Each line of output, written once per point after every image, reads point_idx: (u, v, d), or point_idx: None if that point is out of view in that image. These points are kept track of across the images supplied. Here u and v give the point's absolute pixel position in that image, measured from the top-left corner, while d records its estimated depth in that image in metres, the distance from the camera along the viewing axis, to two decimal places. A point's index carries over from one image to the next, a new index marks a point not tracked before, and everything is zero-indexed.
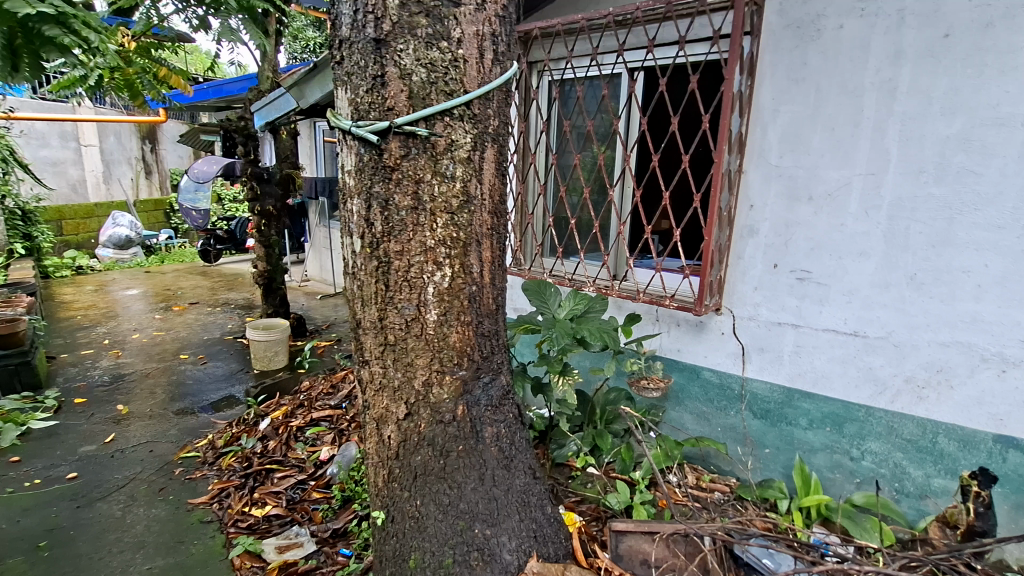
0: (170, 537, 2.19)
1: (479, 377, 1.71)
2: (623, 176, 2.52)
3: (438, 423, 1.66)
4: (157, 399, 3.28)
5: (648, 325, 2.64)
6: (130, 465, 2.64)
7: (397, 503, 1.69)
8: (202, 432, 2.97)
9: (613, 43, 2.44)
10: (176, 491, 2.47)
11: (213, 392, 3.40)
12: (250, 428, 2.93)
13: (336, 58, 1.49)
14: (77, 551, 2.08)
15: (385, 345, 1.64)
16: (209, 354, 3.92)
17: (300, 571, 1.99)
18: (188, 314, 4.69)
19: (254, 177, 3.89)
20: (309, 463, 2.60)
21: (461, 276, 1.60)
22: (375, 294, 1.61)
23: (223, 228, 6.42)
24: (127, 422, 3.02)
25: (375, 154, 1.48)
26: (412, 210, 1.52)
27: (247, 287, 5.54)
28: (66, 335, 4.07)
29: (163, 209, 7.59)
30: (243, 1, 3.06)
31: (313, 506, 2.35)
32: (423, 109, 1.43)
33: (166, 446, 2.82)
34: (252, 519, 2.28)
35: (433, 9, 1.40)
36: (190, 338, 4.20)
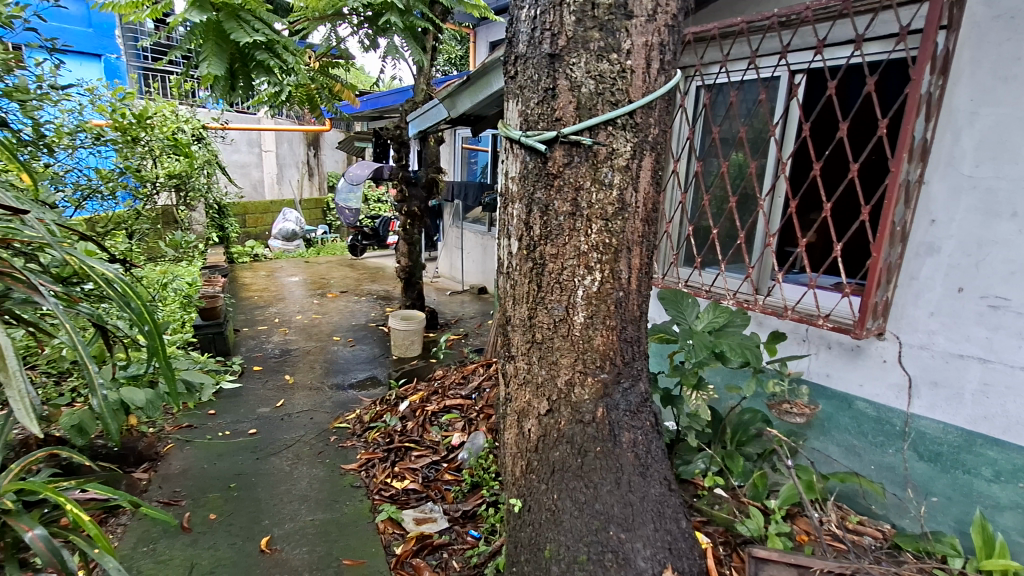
0: (327, 495, 2.50)
1: (619, 382, 1.74)
2: (776, 185, 2.37)
3: (578, 422, 1.71)
4: (315, 373, 3.76)
5: (793, 345, 2.45)
6: (294, 428, 3.05)
7: (533, 494, 1.76)
8: (351, 406, 3.34)
9: (775, 45, 2.32)
10: (331, 456, 2.81)
11: (359, 372, 3.80)
12: (391, 407, 3.23)
13: (510, 73, 1.60)
14: (258, 494, 2.46)
15: (532, 342, 1.73)
16: (356, 338, 4.39)
17: (435, 543, 2.16)
18: (339, 300, 5.29)
19: (404, 181, 4.28)
20: (442, 446, 2.80)
21: (610, 281, 1.64)
22: (527, 293, 1.70)
23: (370, 226, 7.03)
24: (293, 390, 3.49)
25: (540, 162, 1.56)
26: (570, 215, 1.58)
27: (388, 280, 6.09)
28: (248, 312, 4.82)
29: (321, 208, 8.64)
30: (407, 21, 3.41)
31: (445, 486, 2.53)
32: (589, 118, 1.49)
33: (323, 415, 3.21)
34: (393, 490, 2.53)
35: (607, 23, 1.45)
36: (341, 322, 4.74)
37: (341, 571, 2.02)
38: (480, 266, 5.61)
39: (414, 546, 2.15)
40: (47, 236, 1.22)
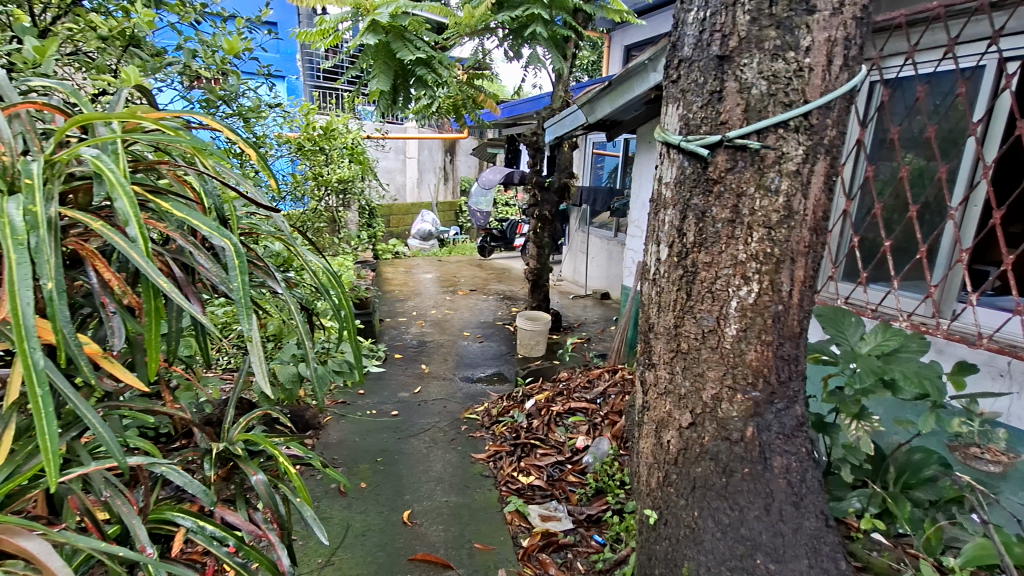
0: (460, 480, 2.66)
1: (773, 402, 1.62)
2: (973, 192, 2.04)
3: (723, 440, 1.62)
4: (448, 364, 4.02)
5: (986, 381, 2.07)
6: (430, 414, 3.29)
7: (671, 508, 1.72)
8: (480, 399, 3.52)
9: (982, 31, 2.00)
10: (462, 444, 2.99)
11: (487, 367, 3.99)
12: (517, 404, 3.34)
13: (672, 77, 1.58)
14: (400, 471, 2.70)
15: (676, 352, 1.68)
16: (485, 335, 4.62)
17: (560, 542, 2.19)
18: (469, 298, 5.60)
19: (537, 186, 4.43)
20: (567, 448, 2.83)
21: (769, 293, 1.53)
22: (674, 300, 1.66)
23: (498, 228, 7.33)
24: (428, 379, 3.77)
25: (700, 167, 1.52)
26: (729, 222, 1.51)
27: (513, 281, 6.30)
28: (391, 304, 5.30)
29: (455, 210, 9.22)
30: (551, 30, 3.51)
31: (570, 488, 2.56)
32: (758, 121, 1.42)
33: (455, 405, 3.43)
34: (520, 484, 2.62)
35: (785, 20, 1.37)
36: (471, 319, 5.01)
37: (473, 553, 2.14)
38: (603, 272, 5.57)
39: (540, 541, 2.20)
40: (284, 231, 1.39)
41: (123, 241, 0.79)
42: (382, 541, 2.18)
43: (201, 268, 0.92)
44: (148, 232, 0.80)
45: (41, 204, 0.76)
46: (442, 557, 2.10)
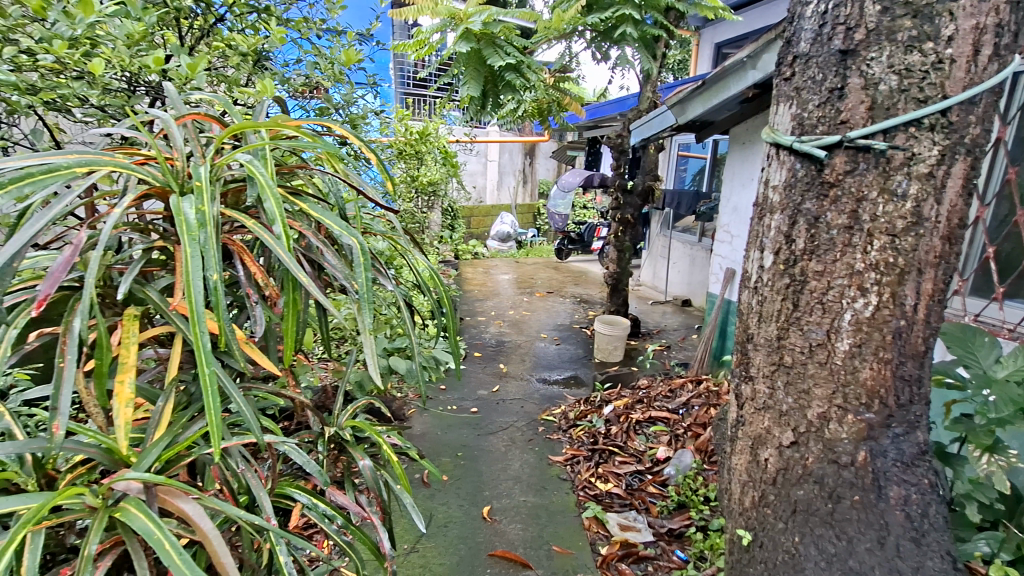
0: (538, 481, 2.67)
1: (889, 426, 1.47)
2: None
3: (830, 462, 1.51)
4: (526, 365, 4.06)
5: None
6: (509, 413, 3.34)
7: (767, 530, 1.63)
8: (558, 401, 3.52)
9: None
10: (540, 445, 3.00)
11: (565, 370, 3.99)
12: (595, 409, 3.30)
13: (784, 75, 1.50)
14: (479, 467, 2.76)
15: (778, 365, 1.59)
16: (562, 337, 4.62)
17: (640, 554, 2.14)
18: (546, 300, 5.62)
19: (620, 189, 4.35)
20: (647, 458, 2.76)
21: (890, 307, 1.40)
22: (778, 311, 1.57)
23: (577, 231, 7.29)
24: (507, 379, 3.83)
25: (814, 170, 1.43)
26: (846, 228, 1.40)
27: (591, 285, 6.25)
28: (470, 303, 5.45)
29: (533, 213, 9.31)
30: (642, 30, 3.44)
31: (650, 499, 2.49)
32: (886, 119, 1.30)
33: (532, 406, 3.45)
34: (598, 490, 2.58)
35: (923, 8, 1.25)
36: (548, 321, 5.03)
37: (551, 555, 2.15)
38: (685, 278, 5.36)
39: (619, 551, 2.16)
40: (393, 231, 1.46)
41: (271, 238, 0.86)
42: (463, 535, 2.24)
43: (329, 266, 0.98)
44: (290, 230, 0.87)
45: (210, 204, 0.79)
46: (521, 556, 2.12)
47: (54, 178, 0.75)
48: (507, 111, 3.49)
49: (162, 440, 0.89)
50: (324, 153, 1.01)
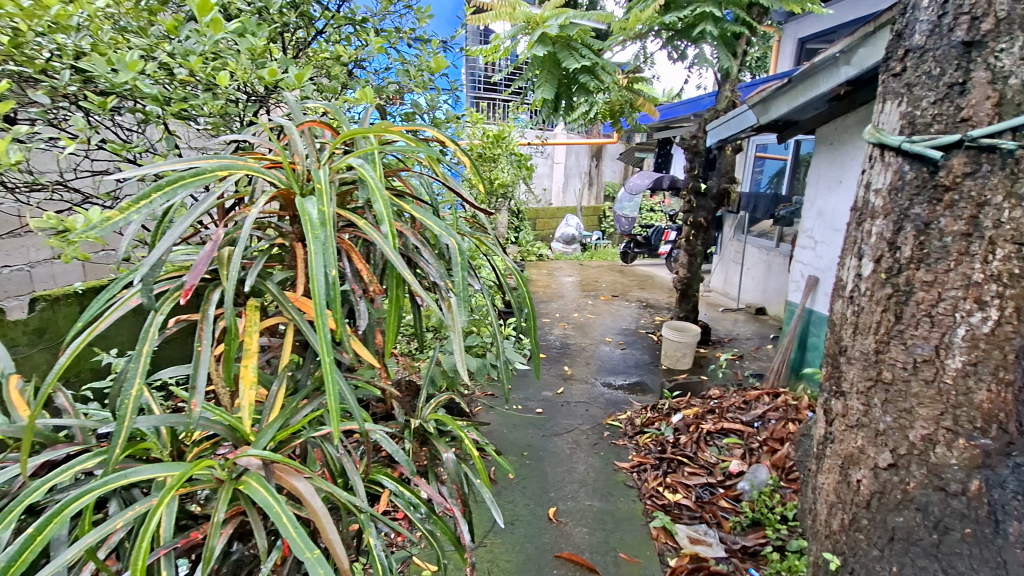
0: (603, 485, 2.65)
1: (1008, 455, 1.34)
2: None
3: (936, 489, 1.39)
4: (591, 369, 4.03)
5: None
6: (574, 416, 3.33)
7: (858, 556, 1.53)
8: (623, 407, 3.47)
9: None
10: (605, 450, 2.97)
11: (631, 376, 3.92)
12: (663, 417, 3.22)
13: (894, 71, 1.41)
14: (544, 468, 2.77)
15: (875, 382, 1.48)
16: (627, 342, 4.54)
17: (712, 570, 2.06)
18: (611, 304, 5.54)
19: (693, 192, 4.22)
20: (718, 470, 2.65)
21: (1012, 323, 1.27)
22: (878, 323, 1.46)
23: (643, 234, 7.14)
24: (571, 381, 3.82)
25: (927, 172, 1.33)
26: (963, 236, 1.28)
27: (657, 290, 6.09)
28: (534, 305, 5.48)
29: (599, 215, 9.21)
30: (723, 27, 3.32)
31: (722, 513, 2.39)
32: (1017, 116, 1.19)
33: (597, 410, 3.42)
34: (666, 500, 2.51)
35: None
36: (613, 325, 4.96)
37: (618, 562, 2.12)
38: (760, 285, 5.11)
39: (688, 564, 2.10)
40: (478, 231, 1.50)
41: (380, 237, 0.91)
42: (529, 534, 2.26)
43: (428, 265, 1.03)
44: (396, 229, 0.92)
45: (329, 204, 0.84)
46: (588, 560, 2.11)
47: (200, 180, 0.84)
48: (579, 113, 3.49)
49: (277, 421, 0.97)
50: (425, 155, 1.06)
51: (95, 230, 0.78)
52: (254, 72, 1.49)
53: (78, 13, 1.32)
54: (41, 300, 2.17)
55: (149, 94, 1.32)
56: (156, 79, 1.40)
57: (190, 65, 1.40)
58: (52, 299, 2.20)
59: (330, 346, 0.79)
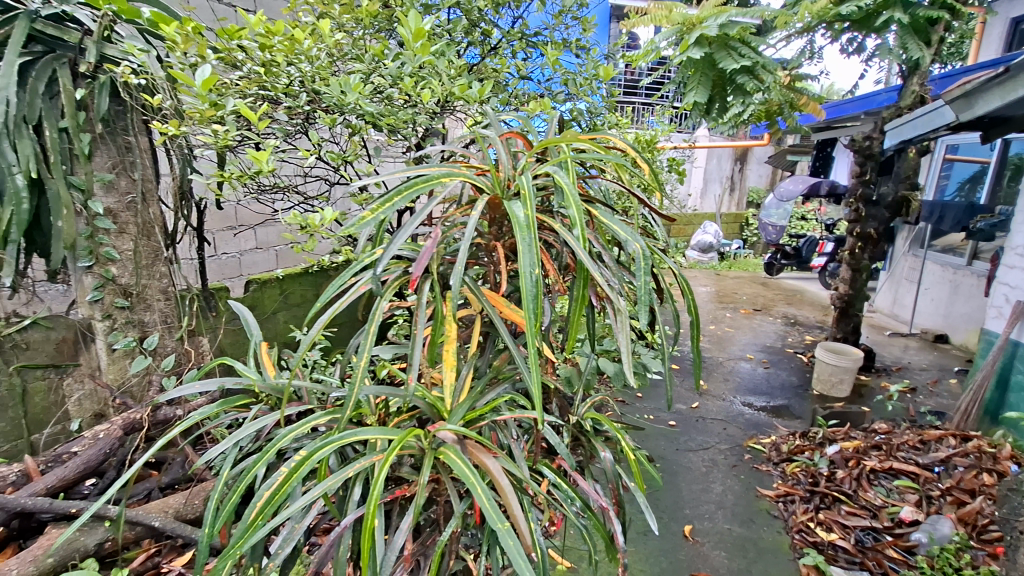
0: (744, 511, 2.48)
1: None
2: None
3: None
4: (729, 386, 3.79)
5: None
6: (710, 434, 3.16)
7: None
8: (767, 430, 3.21)
9: None
10: (746, 474, 2.78)
11: (777, 398, 3.61)
12: (815, 446, 2.92)
13: None
14: (678, 483, 2.66)
15: None
16: (772, 361, 4.19)
17: None
18: (752, 319, 5.15)
19: (862, 200, 3.76)
20: (885, 515, 2.33)
21: None
22: None
23: (792, 244, 6.51)
24: (708, 397, 3.63)
25: None
26: None
27: (808, 306, 5.53)
28: None
29: (740, 222, 8.60)
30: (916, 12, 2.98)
31: (889, 564, 2.10)
32: None
33: (736, 430, 3.21)
34: (819, 538, 2.27)
35: None
36: (755, 341, 4.60)
37: None
38: (942, 309, 4.40)
39: None
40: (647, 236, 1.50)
41: (572, 240, 0.96)
42: (663, 548, 2.20)
43: (609, 268, 1.06)
44: (586, 232, 0.96)
45: (532, 209, 0.91)
46: None
47: (429, 186, 0.95)
48: (731, 115, 3.28)
49: (466, 403, 1.07)
50: (612, 163, 1.09)
51: (350, 226, 0.93)
52: (448, 87, 1.66)
53: (319, 47, 1.59)
54: (255, 283, 2.61)
55: (368, 110, 1.54)
56: (372, 97, 1.62)
57: (400, 84, 1.61)
58: (262, 282, 2.64)
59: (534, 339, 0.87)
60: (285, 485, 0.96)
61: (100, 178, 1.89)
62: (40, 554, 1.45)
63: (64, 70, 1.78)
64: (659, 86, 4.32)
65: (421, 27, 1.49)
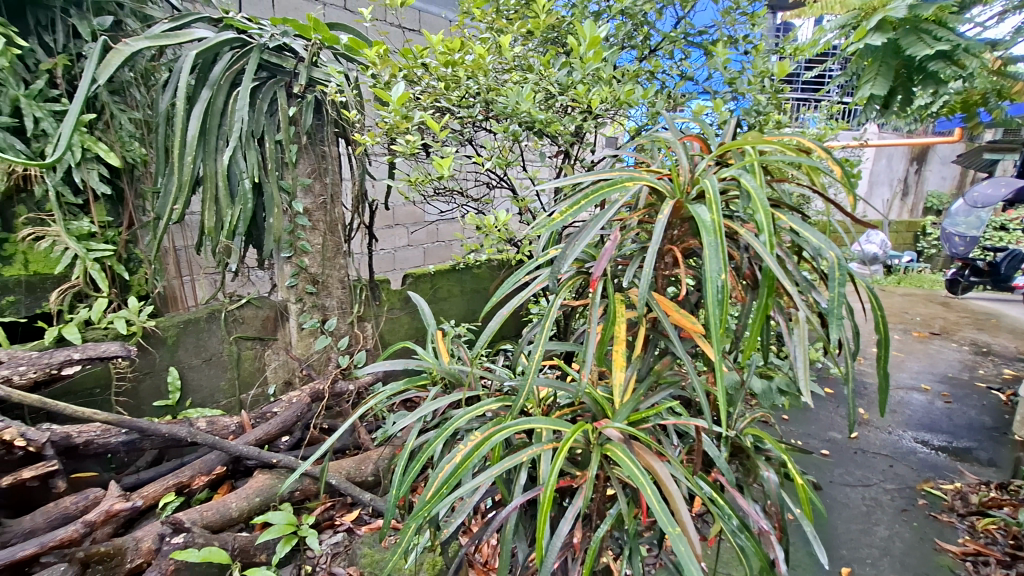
0: (917, 563, 2.14)
1: None
2: None
3: None
4: (898, 418, 3.31)
5: None
6: (873, 470, 2.79)
7: None
8: (948, 475, 2.74)
9: None
10: (920, 521, 2.39)
11: (963, 440, 3.06)
12: (1018, 503, 2.42)
13: None
14: (832, 520, 2.38)
15: None
16: (956, 395, 3.57)
17: None
18: (929, 344, 4.43)
19: None
20: None
21: None
22: None
23: (986, 259, 5.48)
24: (870, 428, 3.20)
25: None
26: None
27: (1007, 335, 4.60)
28: None
29: (915, 231, 7.45)
30: None
31: None
32: None
33: (906, 469, 2.79)
34: None
35: None
36: (933, 370, 3.95)
37: None
38: None
39: None
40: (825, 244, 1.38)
41: (759, 247, 0.93)
42: None
43: (794, 276, 1.00)
44: (775, 238, 0.91)
45: (718, 213, 0.89)
46: None
47: (612, 190, 0.99)
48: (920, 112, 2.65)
49: (631, 404, 1.09)
50: (802, 165, 1.02)
51: (538, 227, 1.00)
52: (615, 92, 1.71)
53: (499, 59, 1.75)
54: (411, 277, 2.88)
55: (538, 118, 1.66)
56: (542, 104, 1.73)
57: (569, 92, 1.69)
58: (416, 277, 2.90)
59: (719, 344, 0.87)
60: (469, 459, 1.04)
61: (302, 182, 2.24)
62: (251, 493, 1.76)
63: (282, 91, 2.12)
64: (823, 80, 3.92)
65: (596, 35, 1.59)
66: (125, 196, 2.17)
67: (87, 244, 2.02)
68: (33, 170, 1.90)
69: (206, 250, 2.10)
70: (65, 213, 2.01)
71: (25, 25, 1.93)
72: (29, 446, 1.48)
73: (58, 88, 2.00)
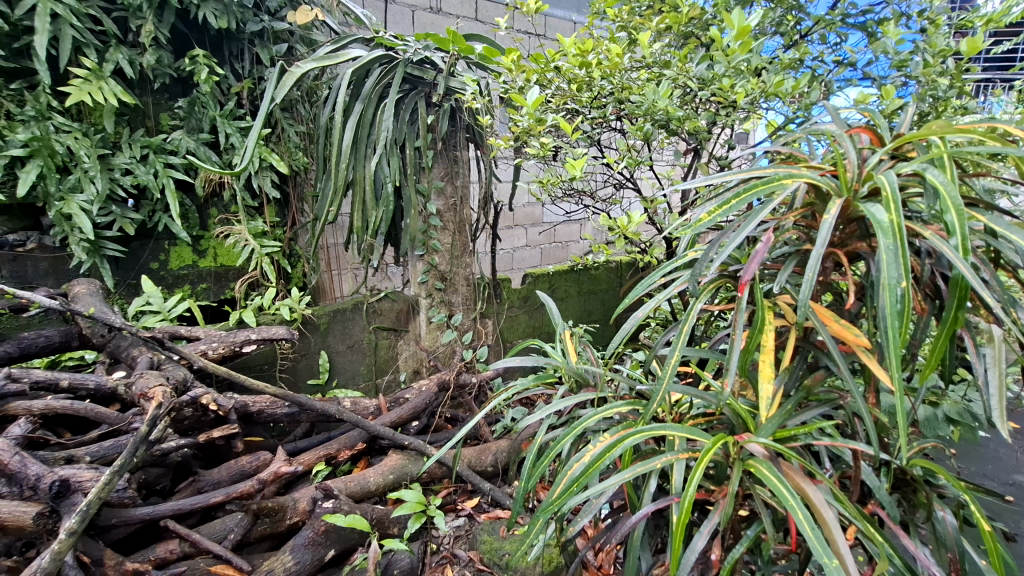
0: None
1: None
2: None
3: None
4: None
5: None
6: None
7: None
8: None
9: None
10: None
11: None
12: None
13: None
14: None
15: None
16: None
17: None
18: None
19: None
20: None
21: None
22: None
23: None
24: None
25: None
26: None
27: None
28: None
29: None
30: None
31: None
32: None
33: None
34: None
35: None
36: None
37: None
38: None
39: None
40: None
41: (948, 252, 0.81)
42: None
43: (992, 286, 0.85)
44: (970, 243, 0.79)
45: (898, 213, 0.79)
46: None
47: (768, 189, 0.92)
48: None
49: (777, 419, 1.01)
50: (1008, 156, 0.87)
51: (683, 226, 0.97)
52: (763, 83, 1.59)
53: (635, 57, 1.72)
54: (530, 276, 2.93)
55: (676, 115, 1.59)
56: (680, 100, 1.67)
57: (711, 86, 1.61)
58: (536, 276, 2.95)
59: (896, 360, 0.78)
60: (600, 460, 1.03)
61: (436, 185, 2.39)
62: (387, 470, 1.94)
63: (423, 100, 2.29)
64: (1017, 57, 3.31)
65: (745, 24, 1.49)
66: (292, 199, 2.49)
67: (261, 240, 2.36)
68: (224, 177, 2.24)
69: (354, 247, 2.34)
70: (246, 214, 2.36)
71: (221, 55, 2.29)
72: (219, 409, 1.74)
73: (243, 107, 2.34)
